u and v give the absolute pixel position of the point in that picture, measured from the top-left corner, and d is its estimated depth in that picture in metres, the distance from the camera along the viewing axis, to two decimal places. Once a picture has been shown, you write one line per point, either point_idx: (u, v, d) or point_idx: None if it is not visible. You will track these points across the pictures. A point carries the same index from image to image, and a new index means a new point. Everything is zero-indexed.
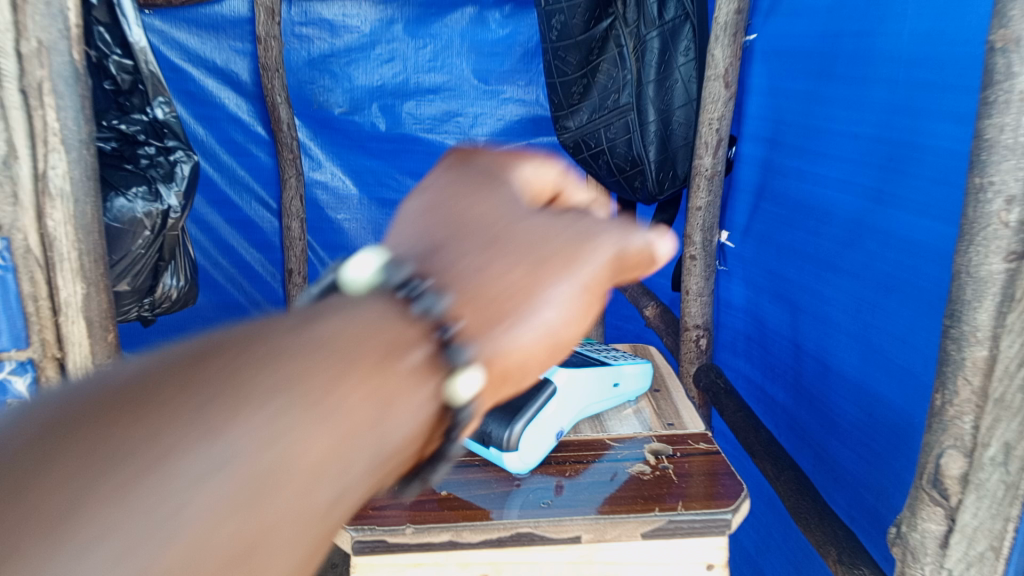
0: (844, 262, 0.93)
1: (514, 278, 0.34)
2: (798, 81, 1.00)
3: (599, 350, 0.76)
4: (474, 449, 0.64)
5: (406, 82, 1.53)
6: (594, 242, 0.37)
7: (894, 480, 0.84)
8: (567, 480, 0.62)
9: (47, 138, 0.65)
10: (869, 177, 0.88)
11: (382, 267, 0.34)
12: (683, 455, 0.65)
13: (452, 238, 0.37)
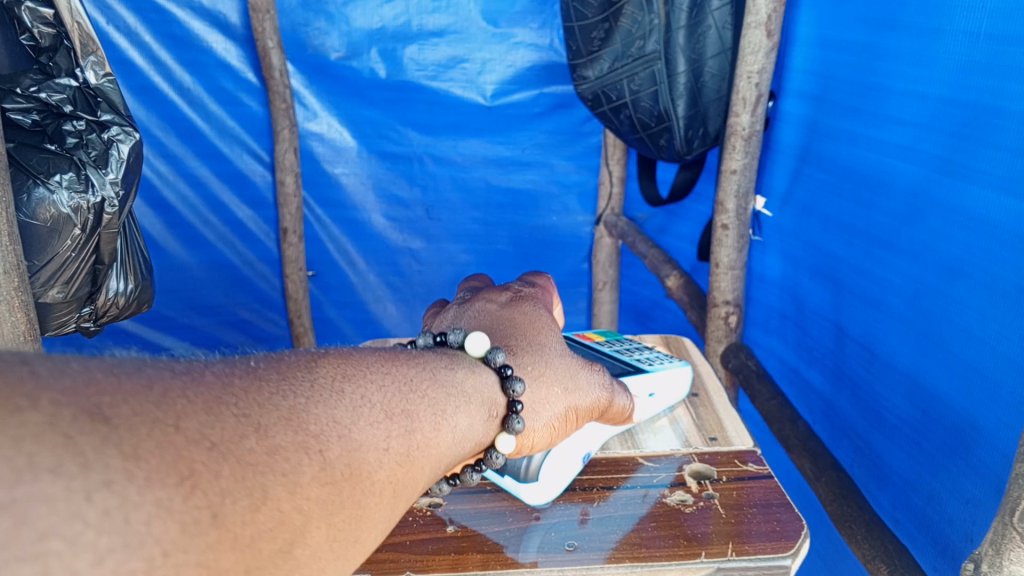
0: (900, 238, 0.83)
1: (568, 365, 0.50)
2: (853, 31, 0.89)
3: (632, 355, 0.68)
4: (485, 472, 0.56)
5: (409, 24, 1.39)
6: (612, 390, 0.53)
7: (948, 485, 0.75)
8: (593, 514, 0.53)
9: None
10: (936, 144, 0.77)
11: (498, 348, 0.46)
12: (731, 481, 0.56)
13: (535, 316, 0.52)
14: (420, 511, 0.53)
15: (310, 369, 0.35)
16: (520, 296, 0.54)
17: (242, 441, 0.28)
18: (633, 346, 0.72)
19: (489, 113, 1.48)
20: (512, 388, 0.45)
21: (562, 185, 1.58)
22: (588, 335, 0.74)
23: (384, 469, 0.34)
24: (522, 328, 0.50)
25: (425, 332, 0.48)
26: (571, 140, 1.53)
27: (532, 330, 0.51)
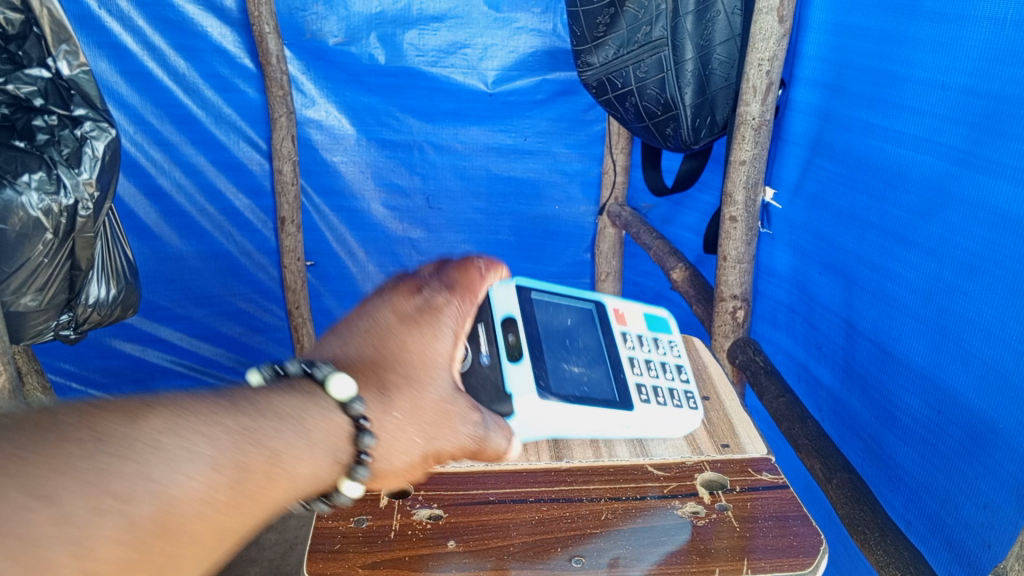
0: (916, 232, 0.80)
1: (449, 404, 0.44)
2: (870, 18, 0.85)
3: (642, 367, 0.63)
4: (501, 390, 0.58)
5: (408, 8, 1.36)
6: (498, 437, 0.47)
7: (965, 489, 0.73)
8: (600, 528, 0.50)
9: None
10: (956, 136, 0.74)
11: (362, 395, 0.40)
12: (745, 491, 0.53)
13: (437, 338, 0.45)
14: (416, 522, 0.51)
15: (127, 422, 0.31)
16: (440, 300, 0.47)
17: (24, 513, 0.27)
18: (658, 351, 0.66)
19: (490, 100, 1.45)
20: (363, 444, 0.39)
21: (565, 173, 1.55)
22: (622, 314, 0.68)
23: (203, 522, 0.31)
24: (403, 361, 0.43)
25: (295, 359, 0.41)
26: (575, 128, 1.50)
27: (417, 360, 0.44)
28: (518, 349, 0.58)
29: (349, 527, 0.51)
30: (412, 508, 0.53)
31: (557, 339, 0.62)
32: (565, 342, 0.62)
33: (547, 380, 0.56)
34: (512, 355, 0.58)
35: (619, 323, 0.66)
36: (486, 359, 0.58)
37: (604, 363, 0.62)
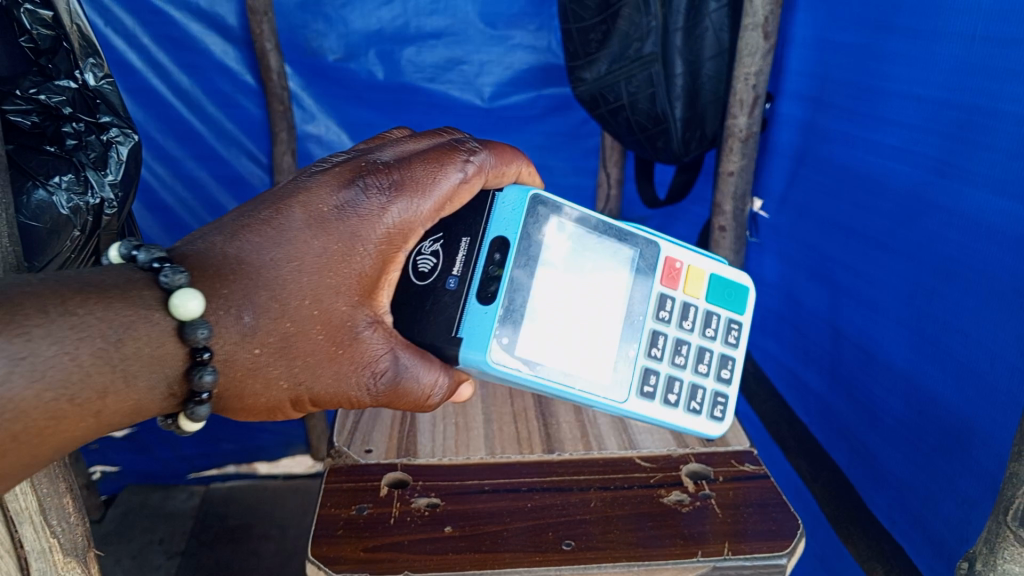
0: (895, 238, 0.83)
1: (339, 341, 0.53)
2: (850, 33, 0.89)
3: (673, 348, 0.69)
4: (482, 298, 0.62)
5: (406, 26, 1.40)
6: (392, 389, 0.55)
7: (943, 486, 0.75)
8: (593, 513, 0.54)
9: None
10: (931, 146, 0.77)
11: (205, 324, 0.47)
12: (728, 480, 0.58)
13: (343, 251, 0.52)
14: (415, 509, 0.55)
15: None
16: (370, 207, 0.53)
17: None
18: (705, 334, 0.72)
19: (486, 114, 1.48)
20: (196, 379, 0.48)
21: (560, 186, 1.58)
22: (683, 270, 0.71)
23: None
24: (291, 283, 0.51)
25: (152, 256, 0.49)
26: (569, 141, 1.53)
27: (307, 283, 0.51)
28: (496, 287, 0.61)
29: (349, 514, 0.54)
30: (409, 497, 0.56)
31: (565, 284, 0.65)
32: (566, 289, 0.65)
33: (512, 338, 0.60)
34: (484, 296, 0.61)
35: (668, 283, 0.70)
36: (452, 284, 0.62)
37: (632, 325, 0.68)
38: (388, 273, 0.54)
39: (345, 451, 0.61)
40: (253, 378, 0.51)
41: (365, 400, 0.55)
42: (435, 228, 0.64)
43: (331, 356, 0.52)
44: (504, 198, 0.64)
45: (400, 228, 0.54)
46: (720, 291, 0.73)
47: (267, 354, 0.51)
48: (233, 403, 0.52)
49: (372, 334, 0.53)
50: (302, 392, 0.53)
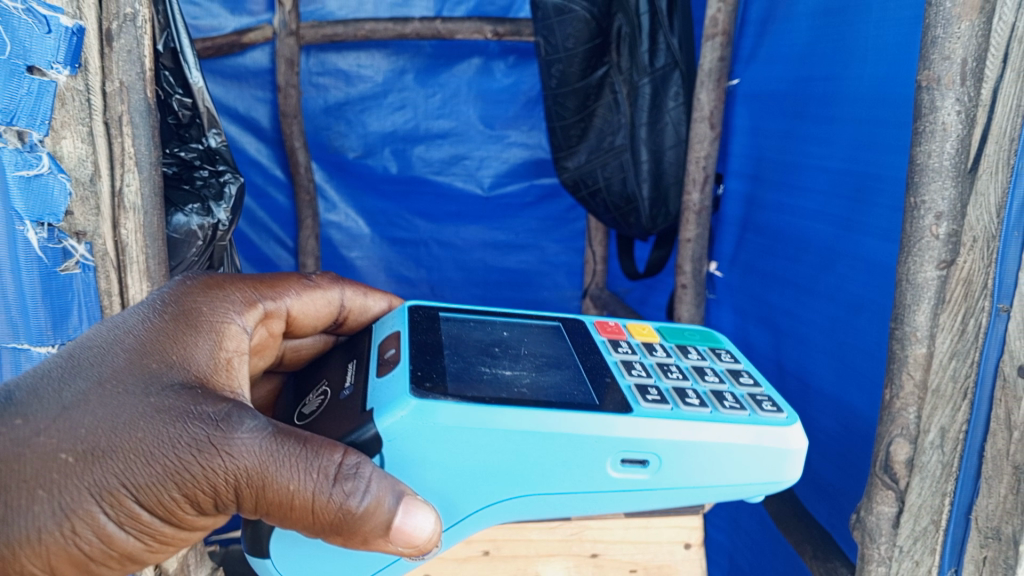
0: (818, 283, 0.99)
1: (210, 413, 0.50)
2: (778, 122, 1.10)
3: (660, 368, 0.67)
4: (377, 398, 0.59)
5: (416, 127, 1.63)
6: (275, 464, 0.49)
7: (855, 477, 0.87)
8: None
9: (123, 160, 0.74)
10: (838, 208, 0.94)
11: None
12: None
13: (169, 325, 0.57)
14: None
15: None
16: (178, 297, 0.60)
17: None
18: (690, 357, 0.71)
19: (486, 202, 1.70)
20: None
21: (553, 264, 1.77)
22: (623, 328, 0.76)
23: None
24: (98, 347, 0.53)
25: None
26: (560, 224, 1.74)
27: (106, 351, 0.53)
28: (395, 364, 0.61)
29: None
30: None
31: (480, 350, 0.68)
32: (484, 347, 0.69)
33: (437, 385, 0.57)
34: (382, 373, 0.61)
35: (612, 334, 0.74)
36: (348, 391, 0.62)
37: (593, 362, 0.68)
38: (217, 347, 0.57)
39: None
40: (29, 463, 0.47)
41: (213, 477, 0.48)
42: (320, 384, 0.69)
43: (141, 419, 0.49)
44: (383, 321, 0.74)
45: (218, 306, 0.62)
46: (675, 332, 0.77)
47: (48, 433, 0.48)
48: (19, 515, 0.46)
49: (201, 394, 0.51)
50: (107, 474, 0.47)
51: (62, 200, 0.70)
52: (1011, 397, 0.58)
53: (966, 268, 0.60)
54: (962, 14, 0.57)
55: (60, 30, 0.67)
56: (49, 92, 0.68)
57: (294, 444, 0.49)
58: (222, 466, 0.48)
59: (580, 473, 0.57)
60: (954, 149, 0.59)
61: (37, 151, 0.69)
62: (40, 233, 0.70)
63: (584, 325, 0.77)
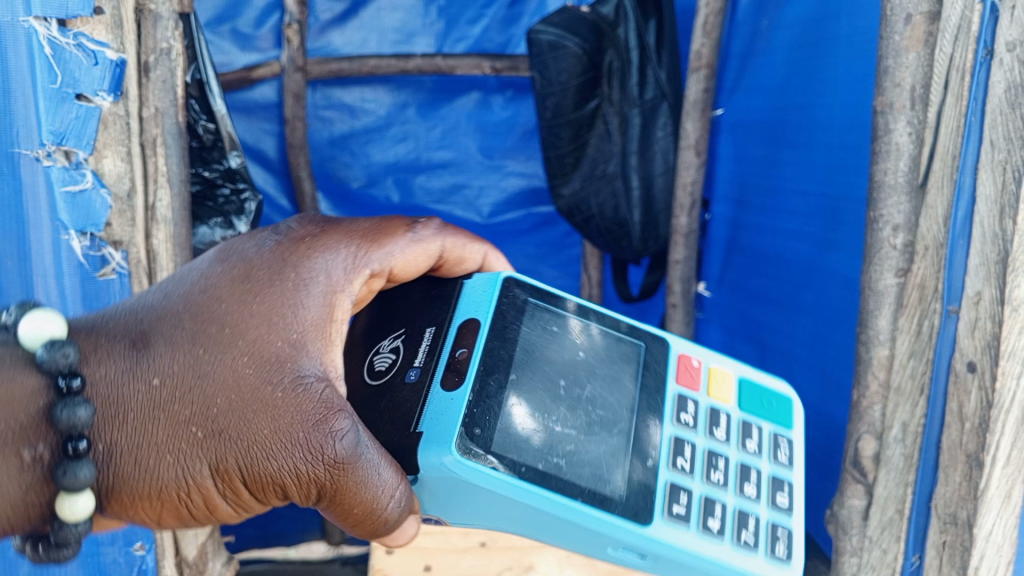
0: (798, 300, 1.03)
1: (328, 417, 0.50)
2: (758, 149, 1.17)
3: (705, 461, 0.66)
4: (431, 408, 0.59)
5: (418, 158, 1.70)
6: (360, 481, 0.50)
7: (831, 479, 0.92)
8: None
9: (156, 177, 0.81)
10: (814, 227, 0.99)
11: (76, 369, 0.46)
12: None
13: (295, 293, 0.53)
14: None
15: None
16: (310, 240, 0.57)
17: None
18: (747, 448, 0.69)
19: (484, 228, 1.75)
20: (64, 415, 0.44)
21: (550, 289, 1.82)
22: (701, 372, 0.72)
23: None
24: (227, 304, 0.51)
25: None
26: (556, 250, 1.79)
27: (239, 312, 0.51)
28: (464, 375, 0.60)
29: None
30: None
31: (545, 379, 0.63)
32: (552, 378, 0.63)
33: (486, 431, 0.57)
34: (448, 384, 0.60)
35: (685, 384, 0.70)
36: (413, 377, 0.63)
37: (648, 425, 0.65)
38: (334, 320, 0.55)
39: None
40: (155, 429, 0.47)
41: (304, 483, 0.49)
42: (399, 333, 0.69)
43: (268, 406, 0.49)
44: (474, 283, 0.69)
45: (344, 260, 0.58)
46: (754, 398, 0.72)
47: (178, 400, 0.48)
48: (137, 477, 0.47)
49: (325, 390, 0.51)
50: (221, 456, 0.48)
51: (102, 212, 0.77)
52: (961, 391, 0.63)
53: (920, 275, 0.66)
54: (908, 47, 0.66)
55: (106, 62, 0.73)
56: (94, 117, 0.74)
57: (382, 472, 0.51)
58: (320, 475, 0.49)
59: (579, 545, 0.59)
60: (906, 167, 0.67)
61: (82, 169, 0.75)
62: (83, 241, 0.78)
63: (666, 349, 0.72)
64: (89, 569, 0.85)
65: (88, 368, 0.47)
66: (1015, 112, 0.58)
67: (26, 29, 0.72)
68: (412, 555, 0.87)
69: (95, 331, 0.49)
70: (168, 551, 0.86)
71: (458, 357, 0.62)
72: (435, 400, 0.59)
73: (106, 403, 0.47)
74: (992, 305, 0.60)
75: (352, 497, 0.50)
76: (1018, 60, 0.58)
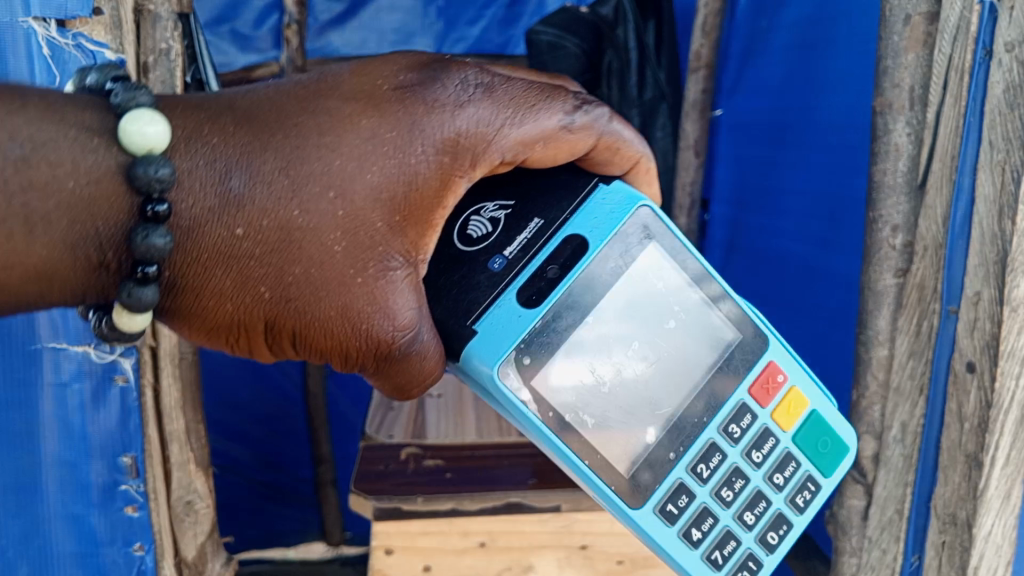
0: (798, 300, 1.03)
1: (392, 311, 0.52)
2: (758, 149, 1.17)
3: (725, 476, 0.62)
4: (503, 312, 0.57)
5: None
6: (395, 365, 0.54)
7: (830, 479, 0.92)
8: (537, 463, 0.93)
9: None
10: (814, 227, 0.99)
11: (164, 201, 0.47)
12: None
13: (408, 166, 0.51)
14: (422, 465, 0.93)
15: None
16: (452, 102, 0.53)
17: None
18: (774, 480, 0.64)
19: None
20: (139, 238, 0.46)
21: None
22: (782, 387, 0.64)
23: None
24: (339, 165, 0.50)
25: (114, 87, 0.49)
26: None
27: (344, 174, 0.50)
28: (549, 293, 0.58)
29: (378, 467, 0.93)
30: (421, 459, 0.94)
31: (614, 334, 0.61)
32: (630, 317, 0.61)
33: (535, 360, 0.57)
34: (525, 301, 0.58)
35: (755, 395, 0.63)
36: (496, 267, 0.59)
37: (690, 425, 0.62)
38: (441, 204, 0.53)
39: (376, 435, 0.98)
40: (227, 271, 0.49)
41: (344, 356, 0.53)
42: (510, 195, 0.62)
43: (341, 279, 0.50)
44: (607, 194, 0.61)
45: (483, 132, 0.53)
46: (811, 436, 0.64)
47: (258, 250, 0.49)
48: (197, 302, 0.50)
49: (403, 278, 0.52)
50: (280, 310, 0.50)
51: None
52: (960, 391, 0.63)
53: (919, 276, 0.66)
54: (907, 48, 0.66)
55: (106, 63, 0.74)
56: None
57: (428, 352, 0.54)
58: (364, 352, 0.52)
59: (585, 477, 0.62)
60: (904, 168, 0.67)
61: None
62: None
63: (762, 353, 0.63)
64: (88, 570, 0.85)
65: (188, 186, 0.48)
66: (1014, 113, 0.58)
67: (24, 27, 0.71)
68: (413, 557, 0.85)
69: (206, 140, 0.49)
70: (167, 551, 0.86)
71: (541, 278, 0.59)
72: (510, 312, 0.57)
73: (193, 229, 0.49)
74: (991, 305, 0.60)
75: (380, 373, 0.54)
76: (1017, 60, 0.58)
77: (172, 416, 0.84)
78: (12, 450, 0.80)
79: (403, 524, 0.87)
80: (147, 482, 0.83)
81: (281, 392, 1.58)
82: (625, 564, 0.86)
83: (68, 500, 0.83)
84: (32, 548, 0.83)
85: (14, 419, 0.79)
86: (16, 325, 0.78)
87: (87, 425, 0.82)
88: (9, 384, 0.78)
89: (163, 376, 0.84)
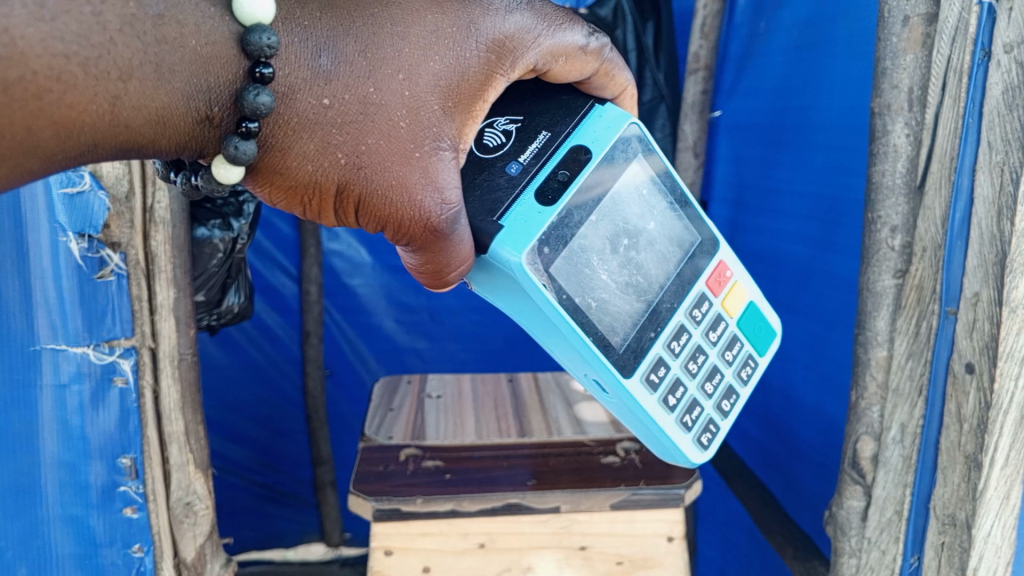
0: (797, 300, 1.03)
1: (447, 188, 0.48)
2: (757, 149, 1.17)
3: (690, 351, 0.66)
4: (523, 211, 0.56)
5: None
6: (436, 245, 0.49)
7: (829, 479, 0.92)
8: (534, 463, 0.93)
9: (155, 179, 0.81)
10: (813, 228, 0.99)
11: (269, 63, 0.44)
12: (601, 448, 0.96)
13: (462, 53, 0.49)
14: (422, 466, 0.92)
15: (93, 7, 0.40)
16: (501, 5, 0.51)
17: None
18: (727, 359, 0.69)
19: None
20: (250, 96, 0.43)
21: None
22: (729, 282, 0.69)
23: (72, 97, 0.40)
24: (402, 46, 0.47)
25: None
26: None
27: (415, 60, 0.48)
28: (561, 194, 0.58)
29: (378, 468, 0.92)
30: (419, 460, 0.94)
31: (614, 224, 0.62)
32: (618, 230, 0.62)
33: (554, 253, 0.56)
34: (543, 199, 0.57)
35: (710, 285, 0.68)
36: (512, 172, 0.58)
37: (665, 310, 0.65)
38: (483, 99, 0.51)
39: (375, 436, 0.98)
40: (309, 136, 0.46)
41: (391, 232, 0.49)
42: (519, 109, 0.61)
43: (403, 152, 0.47)
44: (604, 112, 0.61)
45: (520, 35, 0.51)
46: (751, 323, 0.71)
47: (338, 117, 0.46)
48: (275, 161, 0.47)
49: (452, 161, 0.48)
50: (352, 178, 0.47)
51: (100, 214, 0.78)
52: (960, 392, 0.63)
53: (918, 276, 0.66)
54: (907, 49, 0.65)
55: None
56: None
57: (468, 242, 0.51)
58: (411, 230, 0.48)
59: (569, 360, 0.61)
60: (903, 168, 0.67)
61: (81, 170, 0.77)
62: (81, 243, 0.78)
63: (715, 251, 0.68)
64: (88, 571, 0.85)
65: (288, 56, 0.45)
66: (1012, 113, 0.58)
67: None
68: (410, 557, 0.86)
69: (300, 17, 0.46)
70: (167, 552, 0.86)
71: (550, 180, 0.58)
72: (528, 211, 0.56)
73: (288, 94, 0.45)
74: (990, 305, 0.60)
75: (421, 255, 0.50)
76: (1015, 61, 0.58)
77: (171, 418, 0.85)
78: (13, 452, 0.79)
79: (404, 525, 0.87)
80: (146, 483, 0.84)
81: (280, 392, 1.58)
82: (624, 564, 0.87)
83: (67, 502, 0.83)
84: (32, 549, 0.82)
85: (13, 423, 0.79)
86: (15, 325, 0.78)
87: (86, 427, 0.82)
88: (10, 386, 0.78)
89: (162, 378, 0.84)
